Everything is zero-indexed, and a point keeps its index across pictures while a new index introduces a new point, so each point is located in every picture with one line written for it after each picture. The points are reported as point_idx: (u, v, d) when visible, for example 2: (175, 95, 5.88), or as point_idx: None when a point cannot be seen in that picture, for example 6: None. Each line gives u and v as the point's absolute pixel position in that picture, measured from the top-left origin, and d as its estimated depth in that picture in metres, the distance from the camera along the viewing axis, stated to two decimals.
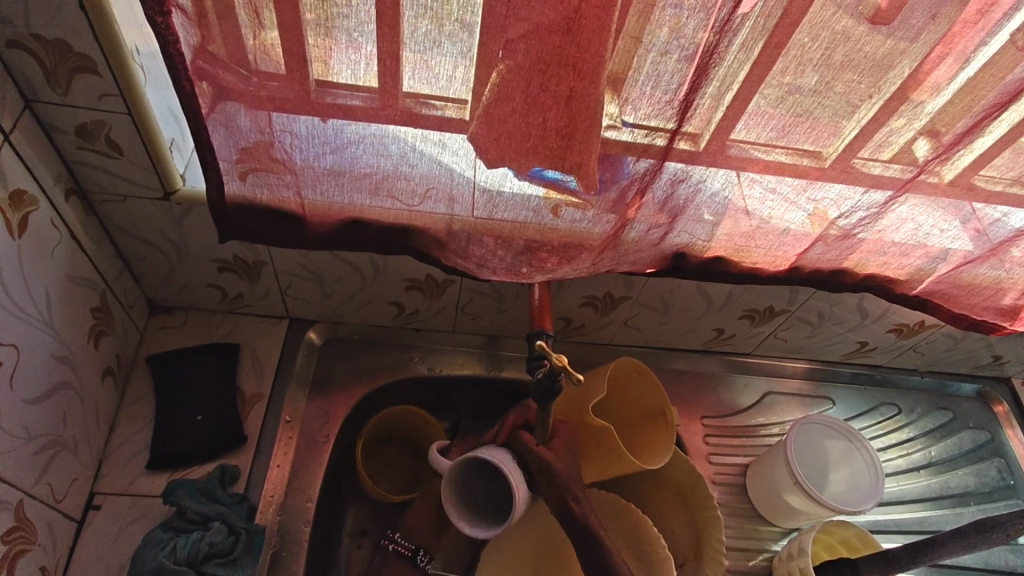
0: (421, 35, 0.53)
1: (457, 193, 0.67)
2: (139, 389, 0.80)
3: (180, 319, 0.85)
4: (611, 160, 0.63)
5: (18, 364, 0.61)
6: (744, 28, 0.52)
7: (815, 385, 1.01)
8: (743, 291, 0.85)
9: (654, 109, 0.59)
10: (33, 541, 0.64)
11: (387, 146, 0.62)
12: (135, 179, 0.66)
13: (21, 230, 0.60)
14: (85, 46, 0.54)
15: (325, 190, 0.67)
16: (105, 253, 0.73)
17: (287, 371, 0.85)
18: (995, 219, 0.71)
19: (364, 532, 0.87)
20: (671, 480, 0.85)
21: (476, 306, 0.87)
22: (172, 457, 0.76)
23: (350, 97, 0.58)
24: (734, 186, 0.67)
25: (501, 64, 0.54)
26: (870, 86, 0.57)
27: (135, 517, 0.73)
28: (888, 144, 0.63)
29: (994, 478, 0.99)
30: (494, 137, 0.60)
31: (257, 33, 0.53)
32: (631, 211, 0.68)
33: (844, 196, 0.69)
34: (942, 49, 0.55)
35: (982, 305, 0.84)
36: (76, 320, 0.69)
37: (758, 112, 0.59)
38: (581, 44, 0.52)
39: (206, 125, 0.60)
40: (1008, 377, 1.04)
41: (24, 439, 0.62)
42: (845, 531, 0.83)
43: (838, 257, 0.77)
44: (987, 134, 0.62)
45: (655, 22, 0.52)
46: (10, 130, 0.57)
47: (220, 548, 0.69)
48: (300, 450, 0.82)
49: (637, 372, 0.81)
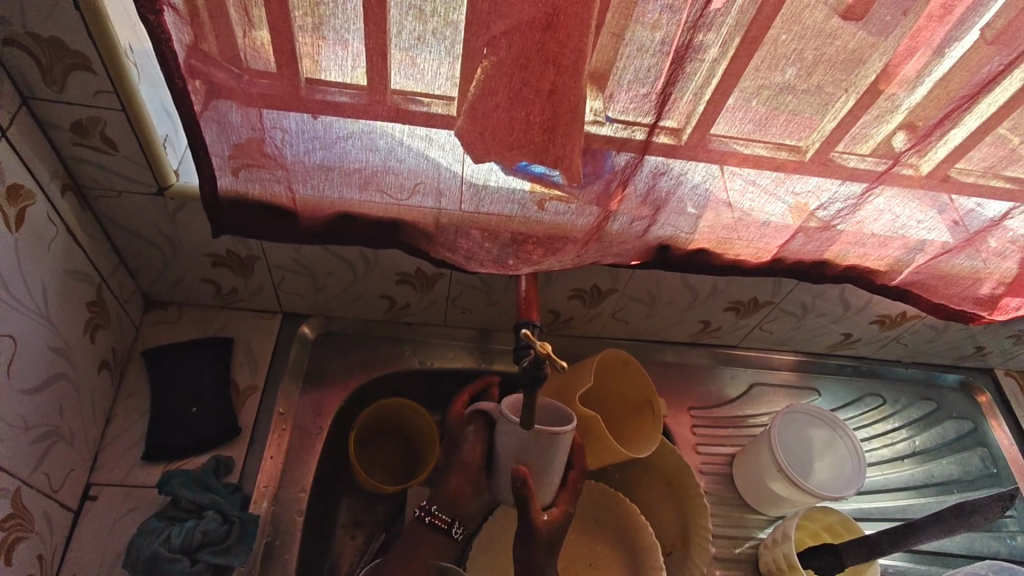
0: (406, 32, 0.55)
1: (444, 187, 0.68)
2: (135, 383, 0.81)
3: (175, 314, 0.87)
4: (593, 153, 0.65)
5: (15, 355, 0.62)
6: (719, 24, 0.54)
7: (801, 377, 1.03)
8: (728, 283, 0.86)
9: (634, 104, 0.60)
10: (30, 529, 0.65)
11: (375, 142, 0.64)
12: (129, 175, 0.68)
13: (18, 224, 0.61)
14: (80, 45, 0.56)
15: (316, 186, 0.69)
16: (100, 248, 0.74)
17: (281, 365, 0.87)
18: (970, 210, 0.73)
19: (358, 523, 0.88)
20: (658, 468, 0.87)
21: (466, 300, 0.89)
22: (167, 448, 0.77)
23: (338, 94, 0.60)
24: (714, 179, 0.69)
25: (485, 60, 0.56)
26: (843, 80, 0.59)
27: (131, 507, 0.74)
28: (864, 138, 0.65)
29: (976, 467, 1.00)
30: (479, 132, 0.61)
31: (247, 31, 0.55)
32: (614, 204, 0.70)
33: (821, 188, 0.70)
34: (911, 43, 0.57)
35: (961, 296, 0.86)
36: (72, 313, 0.70)
37: (735, 106, 0.61)
38: (561, 39, 0.54)
39: (199, 122, 0.61)
40: (991, 368, 1.06)
41: (21, 429, 0.63)
42: (829, 517, 0.85)
43: (819, 248, 0.79)
44: (960, 127, 0.64)
45: (633, 19, 0.54)
46: (8, 126, 0.59)
47: (214, 536, 0.70)
48: (294, 442, 0.83)
49: (625, 364, 0.83)
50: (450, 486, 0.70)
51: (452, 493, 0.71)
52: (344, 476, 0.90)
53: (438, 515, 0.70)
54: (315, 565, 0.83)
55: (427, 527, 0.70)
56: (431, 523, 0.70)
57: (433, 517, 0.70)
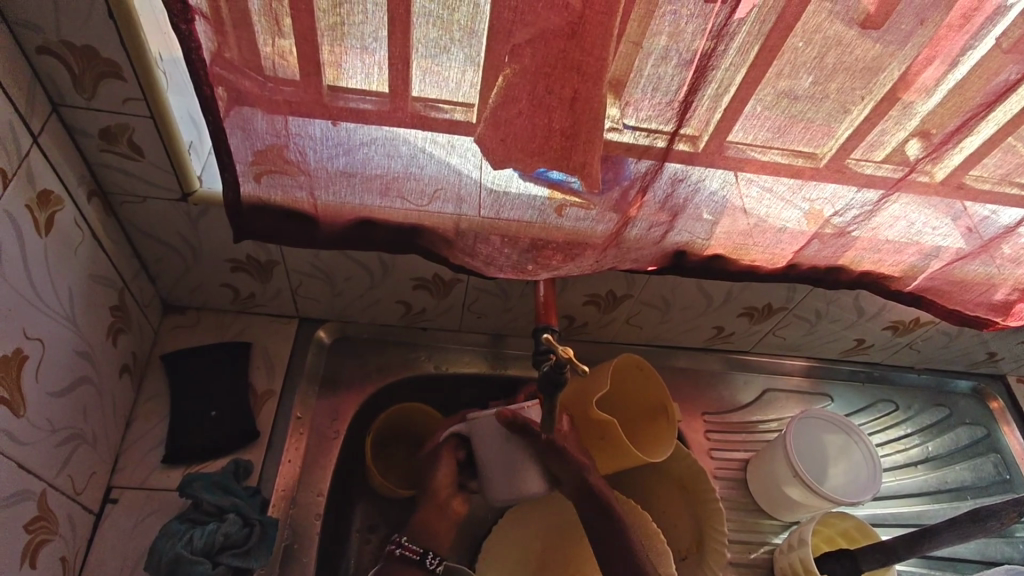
0: (431, 41, 0.56)
1: (464, 193, 0.69)
2: (154, 387, 0.82)
3: (193, 318, 0.88)
4: (613, 160, 0.65)
5: (43, 358, 0.63)
6: (740, 33, 0.55)
7: (813, 383, 1.03)
8: (742, 289, 0.87)
9: (655, 111, 0.61)
10: (54, 531, 0.65)
11: (398, 148, 0.65)
12: (154, 180, 0.69)
13: (48, 228, 0.62)
14: (112, 53, 0.57)
15: (337, 192, 0.70)
16: (123, 253, 0.75)
17: (297, 369, 0.88)
18: (985, 217, 0.74)
19: (373, 527, 0.89)
20: (673, 472, 0.87)
21: (482, 305, 0.89)
22: (187, 452, 0.78)
23: (361, 101, 0.61)
24: (731, 186, 0.70)
25: (508, 68, 0.57)
26: (861, 88, 0.60)
27: (152, 509, 0.74)
28: (880, 144, 0.65)
29: (990, 473, 1.01)
30: (501, 138, 0.62)
31: (274, 40, 0.56)
32: (633, 210, 0.71)
33: (838, 195, 0.71)
34: (930, 52, 0.57)
35: (975, 302, 0.86)
36: (96, 317, 0.71)
37: (753, 114, 0.62)
38: (585, 48, 0.55)
39: (224, 129, 0.62)
40: (1003, 374, 1.06)
41: (47, 432, 0.64)
42: (844, 522, 0.85)
43: (834, 254, 0.79)
44: (975, 134, 0.65)
45: (654, 30, 0.55)
46: (39, 133, 0.60)
47: (235, 538, 0.71)
48: (311, 446, 0.84)
49: (640, 369, 0.84)
50: (421, 518, 0.79)
51: (424, 524, 0.79)
52: (361, 480, 0.90)
53: (410, 546, 0.75)
54: (331, 567, 0.83)
55: (398, 560, 0.74)
56: (403, 555, 0.74)
57: (405, 550, 0.74)
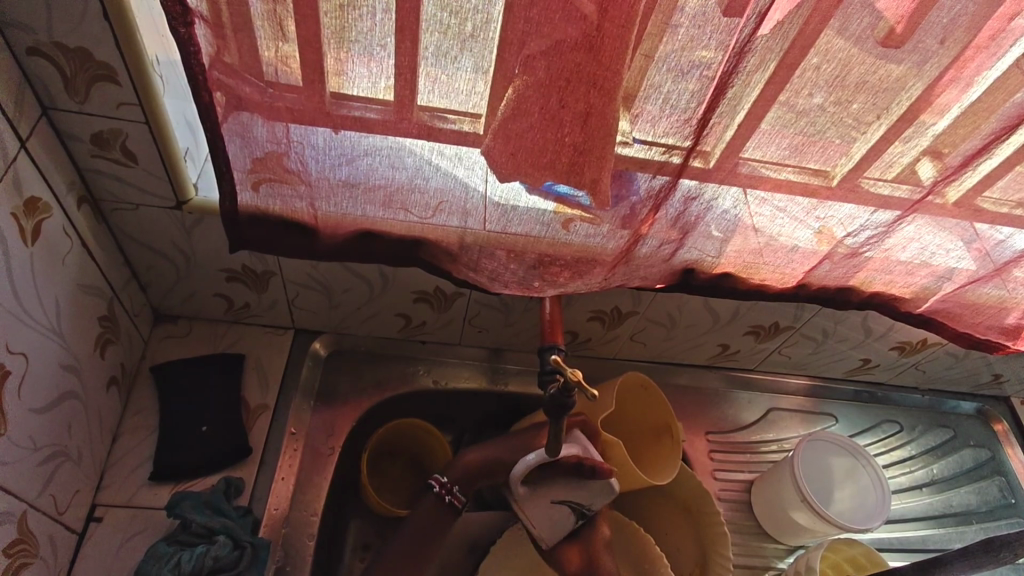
0: (438, 50, 0.53)
1: (470, 206, 0.67)
2: (142, 400, 0.79)
3: (184, 328, 0.85)
4: (623, 176, 0.63)
5: (26, 373, 0.60)
6: (760, 49, 0.53)
7: (815, 402, 1.02)
8: (750, 307, 0.85)
9: (672, 127, 0.59)
10: (35, 554, 0.62)
11: (403, 159, 0.62)
12: (146, 187, 0.66)
13: (34, 237, 0.59)
14: (106, 55, 0.54)
15: (339, 203, 0.67)
16: (112, 261, 0.72)
17: (292, 382, 0.85)
18: (998, 241, 0.72)
19: (367, 546, 0.86)
20: (679, 495, 0.84)
21: (483, 319, 0.87)
22: (176, 469, 0.75)
23: (364, 110, 0.58)
24: (743, 205, 0.68)
25: (518, 79, 0.55)
26: (880, 107, 0.58)
27: (138, 529, 0.72)
28: (895, 164, 0.64)
29: (994, 496, 1.00)
30: (511, 152, 0.60)
31: (276, 45, 0.53)
32: (645, 227, 0.69)
33: (851, 216, 0.69)
34: (953, 72, 0.56)
35: (986, 325, 0.85)
36: (84, 329, 0.68)
37: (769, 131, 0.60)
38: (600, 61, 0.53)
39: (222, 135, 0.59)
40: (1006, 396, 1.06)
41: (29, 451, 0.61)
42: (851, 548, 0.83)
43: (845, 274, 0.78)
44: (994, 156, 0.63)
45: (666, 43, 0.53)
46: (27, 137, 0.57)
47: (225, 561, 0.68)
48: (305, 464, 0.81)
49: (645, 388, 0.81)
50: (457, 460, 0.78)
51: (466, 467, 0.75)
52: (356, 498, 0.88)
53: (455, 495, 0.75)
54: None
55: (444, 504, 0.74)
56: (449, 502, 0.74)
57: (452, 499, 0.75)
